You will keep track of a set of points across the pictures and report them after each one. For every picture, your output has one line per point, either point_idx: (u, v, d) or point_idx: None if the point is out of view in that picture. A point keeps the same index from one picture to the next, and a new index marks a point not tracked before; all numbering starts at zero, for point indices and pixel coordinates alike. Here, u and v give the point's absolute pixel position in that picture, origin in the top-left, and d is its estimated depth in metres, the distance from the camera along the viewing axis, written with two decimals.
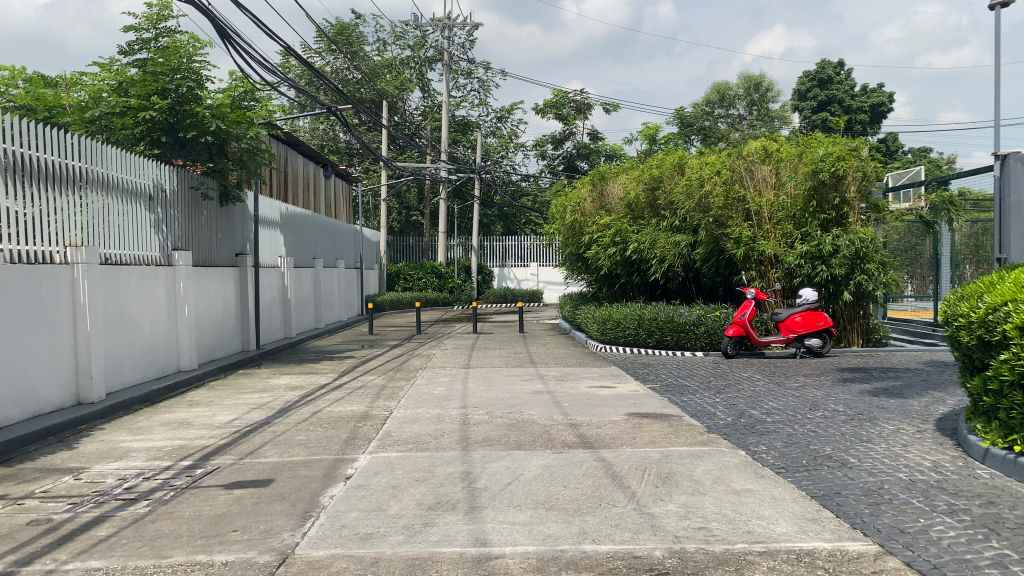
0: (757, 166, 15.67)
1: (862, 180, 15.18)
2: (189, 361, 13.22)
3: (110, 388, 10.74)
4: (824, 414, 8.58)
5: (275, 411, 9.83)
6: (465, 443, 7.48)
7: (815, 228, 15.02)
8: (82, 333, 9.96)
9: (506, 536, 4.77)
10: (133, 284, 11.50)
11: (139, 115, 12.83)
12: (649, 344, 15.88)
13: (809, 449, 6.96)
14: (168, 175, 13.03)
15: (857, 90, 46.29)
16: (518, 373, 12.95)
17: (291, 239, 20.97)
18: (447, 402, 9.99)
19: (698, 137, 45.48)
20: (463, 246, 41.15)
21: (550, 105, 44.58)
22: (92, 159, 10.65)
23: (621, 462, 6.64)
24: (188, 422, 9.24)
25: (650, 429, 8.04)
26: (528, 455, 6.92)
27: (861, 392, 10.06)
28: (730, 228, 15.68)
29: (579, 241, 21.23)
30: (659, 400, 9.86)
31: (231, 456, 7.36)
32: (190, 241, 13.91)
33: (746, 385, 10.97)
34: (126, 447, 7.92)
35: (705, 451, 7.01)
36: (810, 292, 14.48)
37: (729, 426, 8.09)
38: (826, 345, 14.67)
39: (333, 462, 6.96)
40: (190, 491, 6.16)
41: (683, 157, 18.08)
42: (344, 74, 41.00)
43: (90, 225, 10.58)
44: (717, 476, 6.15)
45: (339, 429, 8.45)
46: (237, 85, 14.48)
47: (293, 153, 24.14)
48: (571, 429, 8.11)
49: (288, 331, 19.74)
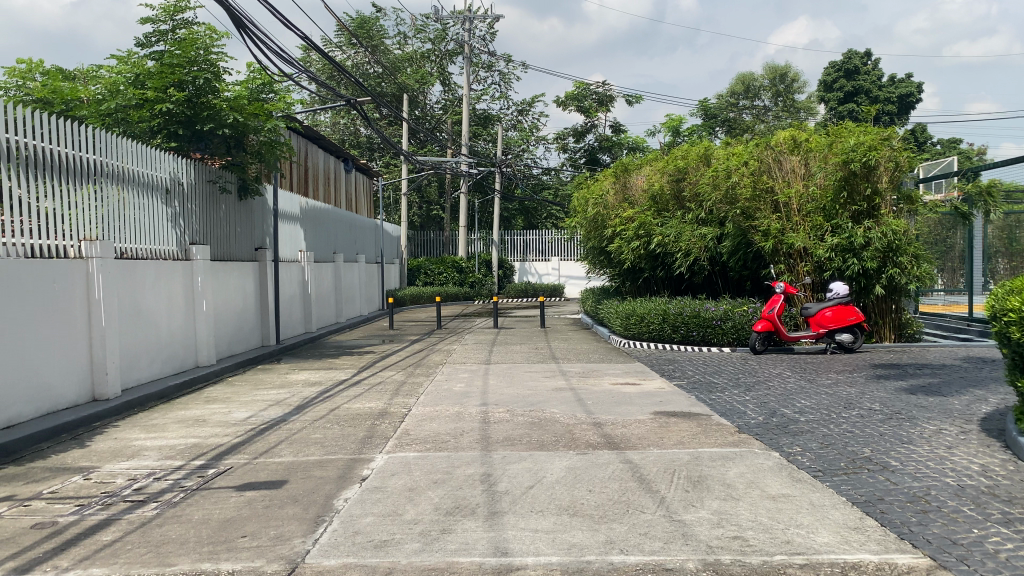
0: (785, 156, 15.28)
1: (894, 171, 14.73)
2: (207, 356, 13.06)
3: (126, 384, 10.59)
4: (860, 413, 8.22)
5: (292, 408, 9.62)
6: (485, 443, 7.21)
7: (846, 220, 14.61)
8: (97, 328, 9.80)
9: (528, 546, 4.49)
10: (149, 278, 11.33)
11: (155, 107, 12.66)
12: (674, 340, 15.52)
13: (846, 451, 6.62)
14: (186, 169, 12.85)
15: (885, 80, 45.44)
16: (540, 369, 12.66)
17: (312, 233, 20.81)
18: (468, 399, 9.74)
19: (723, 129, 44.47)
20: (483, 240, 40.90)
21: (571, 97, 44.11)
22: (108, 151, 10.46)
23: (648, 464, 6.33)
24: (202, 419, 9.05)
25: (677, 429, 7.72)
26: (551, 456, 6.64)
27: (897, 389, 9.67)
28: (758, 220, 15.30)
29: (601, 235, 20.88)
30: (687, 398, 9.53)
31: (245, 456, 7.15)
32: (209, 235, 13.74)
33: (776, 382, 10.61)
34: (139, 445, 7.75)
35: (737, 452, 6.70)
36: (841, 286, 14.08)
37: (761, 426, 7.76)
38: (857, 340, 14.23)
39: (349, 462, 6.72)
40: (200, 493, 5.95)
41: (709, 148, 17.71)
42: (365, 69, 40.87)
43: (106, 219, 10.39)
44: (750, 481, 5.83)
45: (357, 427, 8.22)
46: (255, 78, 14.27)
47: (313, 146, 23.98)
48: (596, 428, 7.81)
49: (309, 326, 19.58)
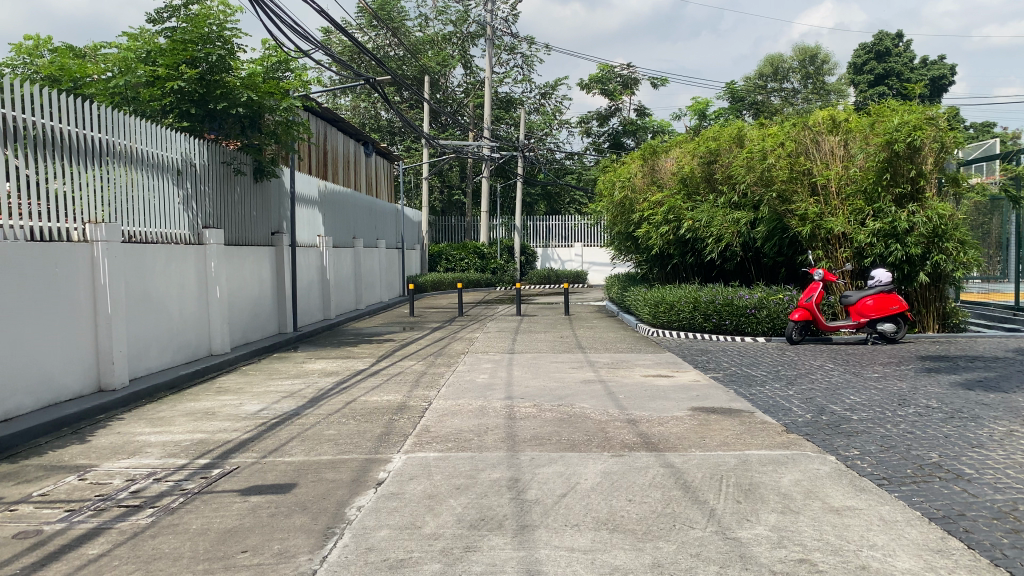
0: (824, 136, 14.61)
1: (940, 151, 13.89)
2: (221, 344, 12.62)
3: (135, 374, 10.16)
4: (917, 411, 7.56)
5: (306, 400, 9.12)
6: (512, 443, 6.64)
7: (889, 203, 13.86)
8: (103, 315, 9.34)
9: (564, 569, 3.94)
10: (159, 263, 10.86)
11: (166, 85, 12.19)
12: (705, 329, 14.89)
13: (910, 455, 5.99)
14: (199, 150, 12.36)
15: (917, 62, 44.12)
16: (566, 359, 12.09)
17: (331, 217, 20.32)
18: (491, 392, 9.18)
19: (751, 112, 43.42)
20: (505, 225, 40.25)
21: (595, 80, 43.28)
22: (115, 130, 9.93)
23: (691, 469, 5.74)
24: (212, 412, 8.58)
25: (719, 428, 7.12)
26: (584, 459, 6.07)
27: (953, 384, 8.99)
28: (795, 204, 14.61)
29: (629, 220, 20.18)
30: (725, 392, 8.92)
31: (253, 454, 6.65)
32: (222, 217, 13.25)
33: (819, 375, 9.96)
34: (142, 441, 7.28)
35: (788, 455, 6.10)
36: (883, 273, 13.38)
37: (810, 426, 7.13)
38: (901, 330, 13.52)
39: (363, 463, 6.19)
40: (201, 498, 5.45)
41: (742, 128, 16.95)
42: (385, 51, 40.33)
43: (112, 200, 9.88)
44: (809, 490, 5.23)
45: (373, 423, 7.69)
46: (269, 55, 13.80)
47: (332, 129, 23.46)
48: (631, 426, 7.23)
49: (327, 313, 19.11)
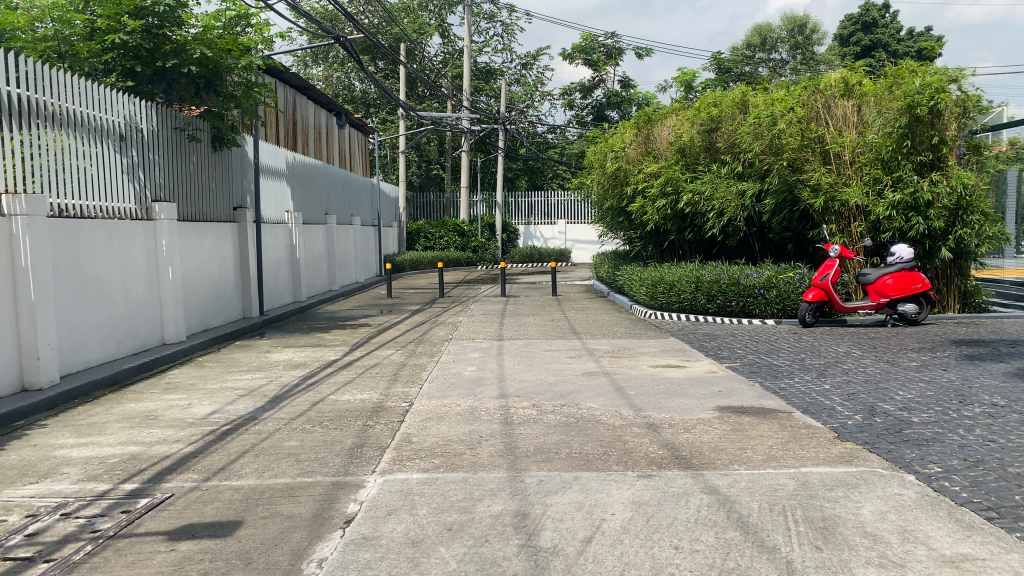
0: (836, 101, 13.48)
1: (961, 117, 12.85)
2: (175, 333, 11.28)
3: (68, 370, 8.81)
4: (986, 410, 6.42)
5: (266, 400, 7.82)
6: (513, 459, 5.42)
7: (910, 172, 12.72)
8: (24, 303, 7.97)
9: None
10: (98, 242, 9.48)
11: (107, 39, 10.72)
12: (708, 311, 13.78)
13: (1009, 472, 4.85)
14: (147, 113, 10.91)
15: (905, 33, 43.08)
16: (561, 346, 10.88)
17: (302, 192, 18.92)
18: (482, 388, 7.94)
19: (737, 84, 42.14)
20: (486, 202, 38.85)
21: (578, 49, 41.83)
22: (41, 87, 8.42)
23: (743, 497, 4.55)
24: (153, 416, 7.26)
25: (760, 435, 5.94)
26: (606, 482, 4.87)
27: (1010, 375, 7.86)
28: (807, 173, 13.43)
29: (622, 193, 18.81)
30: (751, 387, 7.75)
31: (193, 476, 5.37)
32: (175, 190, 11.83)
33: (851, 365, 8.82)
34: (61, 457, 5.97)
35: (858, 475, 4.93)
36: (905, 249, 12.27)
37: (866, 431, 5.98)
38: (922, 311, 12.45)
39: (328, 488, 4.95)
40: (114, 546, 4.17)
41: (745, 94, 15.76)
42: (359, 18, 38.61)
43: (40, 168, 8.44)
44: (903, 528, 4.06)
45: (343, 431, 6.42)
46: (227, 9, 12.29)
47: (301, 97, 21.96)
48: (653, 433, 6.04)
49: (298, 294, 17.78)
